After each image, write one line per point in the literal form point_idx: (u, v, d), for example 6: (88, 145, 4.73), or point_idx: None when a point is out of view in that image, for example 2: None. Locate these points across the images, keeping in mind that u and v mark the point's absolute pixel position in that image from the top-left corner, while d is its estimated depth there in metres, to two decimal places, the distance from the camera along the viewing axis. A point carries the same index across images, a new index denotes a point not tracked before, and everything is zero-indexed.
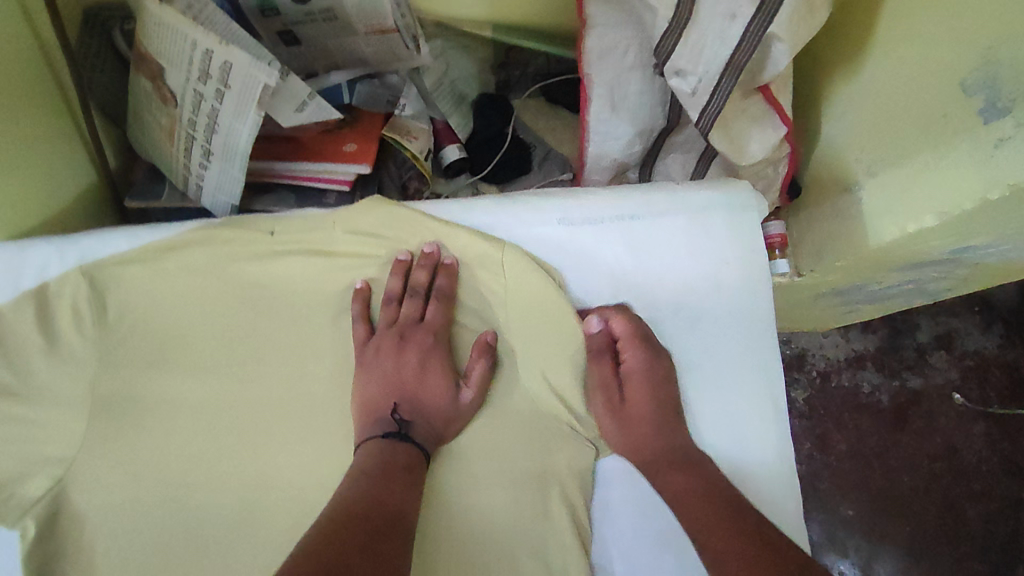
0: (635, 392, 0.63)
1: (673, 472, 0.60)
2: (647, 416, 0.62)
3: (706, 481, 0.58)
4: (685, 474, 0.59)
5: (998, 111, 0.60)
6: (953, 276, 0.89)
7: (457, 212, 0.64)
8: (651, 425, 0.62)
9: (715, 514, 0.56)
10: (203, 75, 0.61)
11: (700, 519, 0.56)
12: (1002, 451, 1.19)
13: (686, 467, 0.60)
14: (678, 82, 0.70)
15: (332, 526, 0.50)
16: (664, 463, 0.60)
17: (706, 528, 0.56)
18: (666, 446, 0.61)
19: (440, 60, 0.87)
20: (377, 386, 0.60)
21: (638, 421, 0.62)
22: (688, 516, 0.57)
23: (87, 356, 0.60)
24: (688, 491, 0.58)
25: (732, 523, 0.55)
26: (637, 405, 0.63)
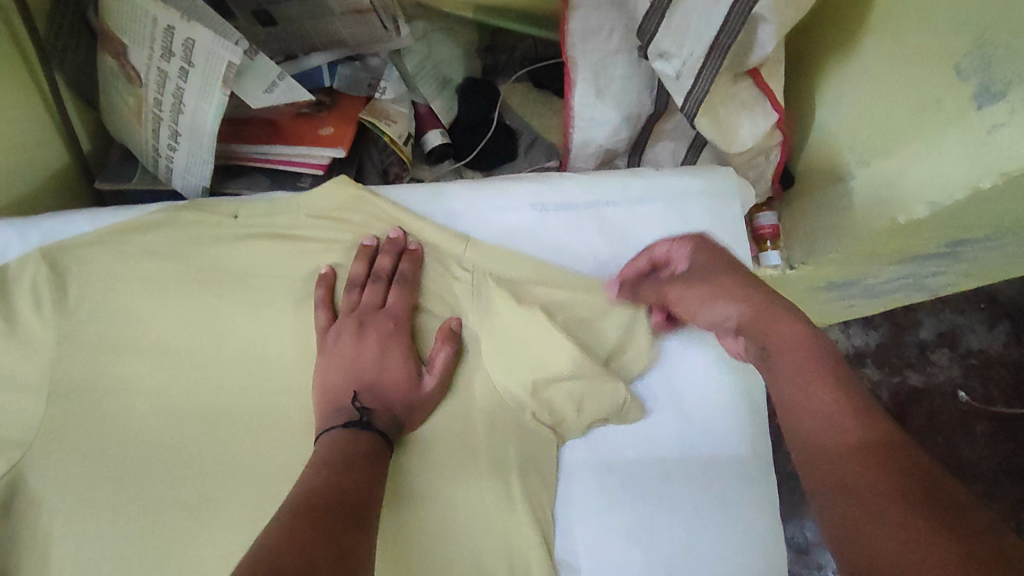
0: (708, 274, 0.60)
1: (776, 334, 0.56)
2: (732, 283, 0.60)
3: (813, 347, 0.55)
4: (790, 335, 0.56)
5: (992, 96, 0.57)
6: (954, 270, 0.85)
7: (427, 197, 0.64)
8: (743, 290, 0.59)
9: (817, 380, 0.53)
10: (167, 53, 0.61)
11: (795, 386, 0.54)
12: (1005, 451, 1.15)
13: (786, 324, 0.56)
14: (661, 65, 0.67)
15: (300, 517, 0.46)
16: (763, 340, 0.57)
17: (796, 392, 0.54)
18: (764, 304, 0.58)
19: (422, 42, 0.85)
20: (337, 374, 0.59)
21: (729, 287, 0.59)
22: (784, 375, 0.55)
23: (48, 340, 0.60)
24: (790, 356, 0.55)
25: (842, 391, 0.52)
26: (725, 272, 0.60)
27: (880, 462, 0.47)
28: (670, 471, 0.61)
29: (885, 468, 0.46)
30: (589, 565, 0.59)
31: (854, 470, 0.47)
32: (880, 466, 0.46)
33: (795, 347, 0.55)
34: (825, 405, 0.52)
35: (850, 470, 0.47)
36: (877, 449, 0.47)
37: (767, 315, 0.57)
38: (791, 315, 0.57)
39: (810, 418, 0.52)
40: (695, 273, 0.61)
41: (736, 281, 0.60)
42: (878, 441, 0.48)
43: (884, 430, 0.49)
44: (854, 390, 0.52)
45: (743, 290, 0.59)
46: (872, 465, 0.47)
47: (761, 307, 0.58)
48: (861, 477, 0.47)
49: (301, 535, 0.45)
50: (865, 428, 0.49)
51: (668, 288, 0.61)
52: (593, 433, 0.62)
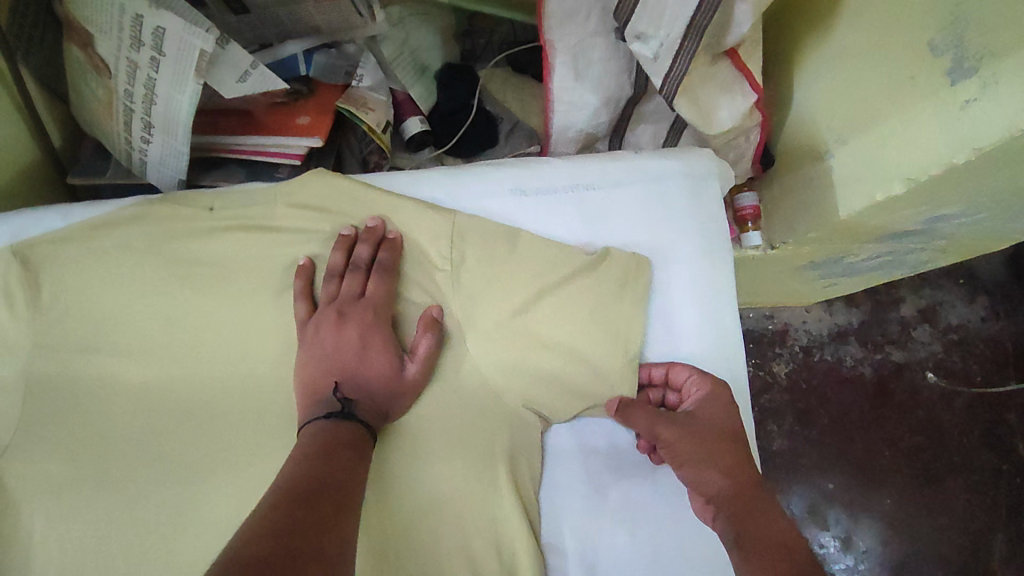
0: (699, 444, 0.56)
1: (753, 521, 0.52)
2: (718, 450, 0.56)
3: (789, 538, 0.51)
4: (770, 517, 0.53)
5: (965, 71, 0.57)
6: (932, 246, 0.86)
7: (406, 184, 0.64)
8: (729, 463, 0.56)
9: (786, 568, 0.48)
10: (136, 42, 0.60)
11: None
12: (984, 422, 1.18)
13: (769, 514, 0.53)
14: (638, 47, 0.66)
15: (281, 507, 0.47)
16: (736, 502, 0.54)
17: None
18: (748, 486, 0.55)
19: (398, 28, 0.84)
20: (318, 364, 0.59)
21: (713, 454, 0.56)
22: (753, 528, 0.52)
23: (22, 339, 0.61)
24: (758, 537, 0.51)
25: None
26: (704, 437, 0.57)
27: None
28: None
29: None
30: (574, 545, 0.60)
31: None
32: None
33: (773, 531, 0.51)
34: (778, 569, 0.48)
35: None
36: None
37: (745, 491, 0.54)
38: (772, 508, 0.54)
39: None
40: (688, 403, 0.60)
41: (722, 456, 0.56)
42: None
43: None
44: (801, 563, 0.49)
45: (717, 467, 0.55)
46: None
47: (746, 494, 0.54)
48: None
49: (281, 531, 0.44)
50: None
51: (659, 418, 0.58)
52: (578, 419, 0.64)
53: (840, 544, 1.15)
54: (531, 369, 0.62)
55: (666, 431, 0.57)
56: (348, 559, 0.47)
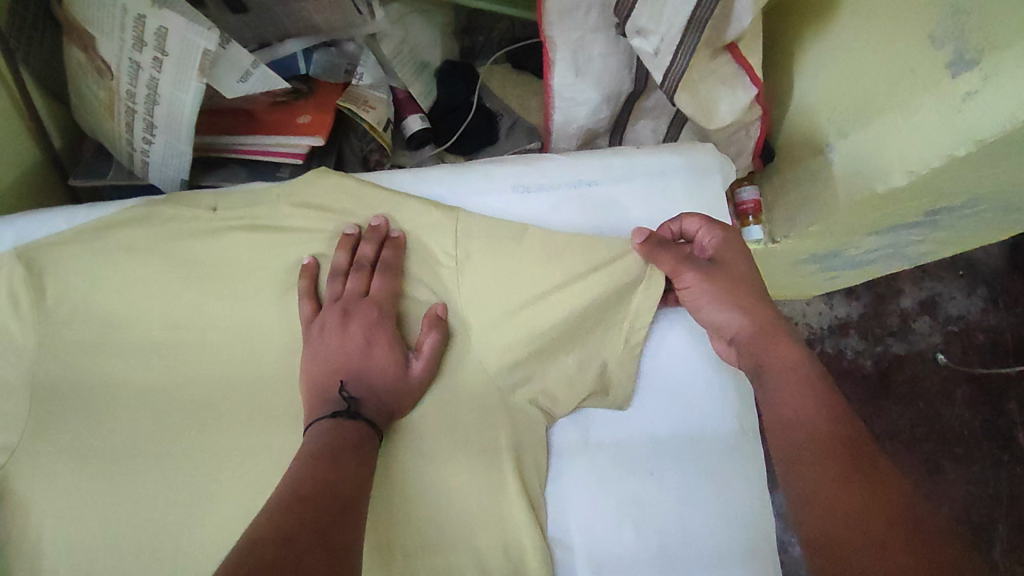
0: (718, 302, 0.60)
1: (770, 354, 0.58)
2: (735, 268, 0.61)
3: (802, 371, 0.56)
4: (808, 398, 0.55)
5: (966, 63, 0.57)
6: (932, 238, 0.87)
7: (408, 182, 0.64)
8: (745, 304, 0.60)
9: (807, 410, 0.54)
10: (138, 43, 0.60)
11: (782, 431, 0.55)
12: (984, 413, 1.18)
13: (786, 345, 0.59)
14: (639, 42, 0.67)
15: (290, 508, 0.47)
16: (760, 338, 0.59)
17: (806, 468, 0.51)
18: (763, 321, 0.60)
19: (398, 25, 0.82)
20: (324, 363, 0.59)
21: (726, 304, 0.60)
22: (775, 392, 0.56)
23: (28, 341, 0.61)
24: (781, 382, 0.56)
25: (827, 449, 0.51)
26: (726, 287, 0.60)
27: (860, 502, 0.48)
28: (661, 448, 0.62)
29: (846, 479, 0.49)
30: (580, 540, 0.61)
31: (851, 523, 0.48)
32: (873, 516, 0.47)
33: (785, 389, 0.56)
34: (826, 459, 0.51)
35: (832, 520, 0.49)
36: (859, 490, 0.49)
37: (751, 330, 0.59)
38: (786, 338, 0.59)
39: (796, 473, 0.52)
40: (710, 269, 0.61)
41: (738, 294, 0.60)
42: (856, 493, 0.49)
43: (882, 481, 0.49)
44: (843, 446, 0.51)
45: (732, 288, 0.60)
46: (865, 507, 0.48)
47: (762, 329, 0.59)
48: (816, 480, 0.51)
49: (292, 532, 0.45)
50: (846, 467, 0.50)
51: (685, 265, 0.61)
52: (583, 414, 0.63)
53: None
54: (535, 365, 0.62)
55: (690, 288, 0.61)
56: (357, 558, 0.47)
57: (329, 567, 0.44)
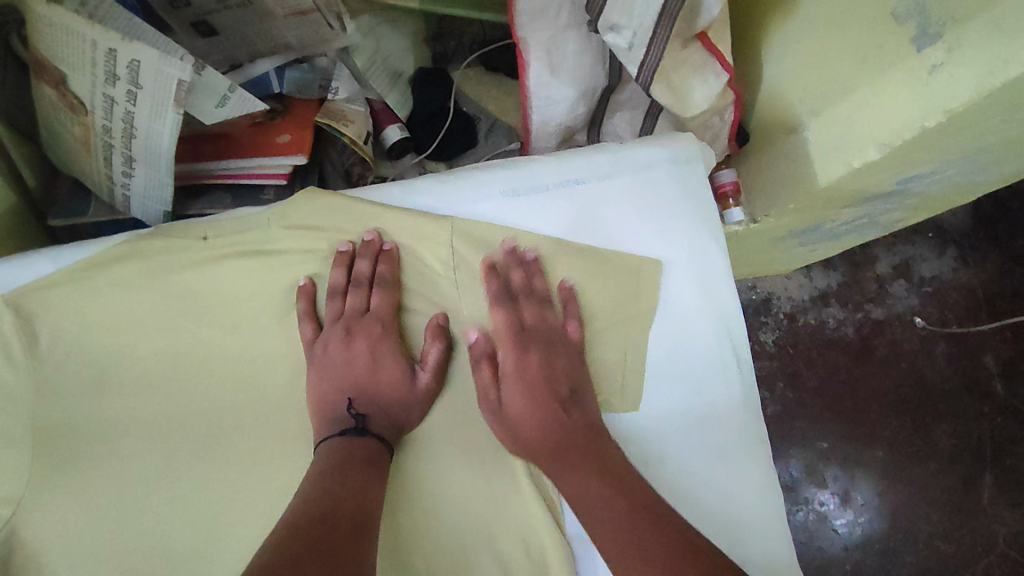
0: (518, 353, 0.63)
1: (515, 412, 0.62)
2: (535, 385, 0.62)
3: (533, 430, 0.61)
4: (585, 470, 0.58)
5: (930, 38, 0.59)
6: (904, 204, 0.89)
7: (397, 195, 0.63)
8: (541, 389, 0.62)
9: (600, 477, 0.57)
10: (111, 77, 0.59)
11: (565, 477, 0.59)
12: (963, 368, 1.23)
13: (551, 414, 0.61)
14: (613, 38, 0.67)
15: (295, 530, 0.49)
16: (554, 408, 0.62)
17: (597, 507, 0.56)
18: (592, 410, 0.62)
19: (370, 37, 0.84)
20: (330, 384, 0.61)
21: (521, 377, 0.63)
22: (522, 427, 0.61)
23: (24, 389, 0.60)
24: (527, 432, 0.61)
25: (622, 493, 0.56)
26: (517, 353, 0.63)
27: (621, 539, 0.53)
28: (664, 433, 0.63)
29: (619, 524, 0.54)
30: (600, 541, 0.61)
31: (641, 552, 0.52)
32: (654, 548, 0.51)
33: (530, 433, 0.61)
34: (590, 483, 0.57)
35: (620, 543, 0.53)
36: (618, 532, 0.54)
37: (569, 431, 0.61)
38: (555, 413, 0.61)
39: (580, 490, 0.57)
40: (552, 338, 0.63)
41: (534, 369, 0.63)
42: (636, 534, 0.53)
43: (656, 522, 0.53)
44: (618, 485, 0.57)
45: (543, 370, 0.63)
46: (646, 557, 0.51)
47: (552, 399, 0.62)
48: (614, 523, 0.54)
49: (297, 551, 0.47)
50: (640, 517, 0.54)
51: (502, 307, 0.63)
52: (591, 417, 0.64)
53: (838, 501, 1.20)
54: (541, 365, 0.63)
55: (508, 352, 0.63)
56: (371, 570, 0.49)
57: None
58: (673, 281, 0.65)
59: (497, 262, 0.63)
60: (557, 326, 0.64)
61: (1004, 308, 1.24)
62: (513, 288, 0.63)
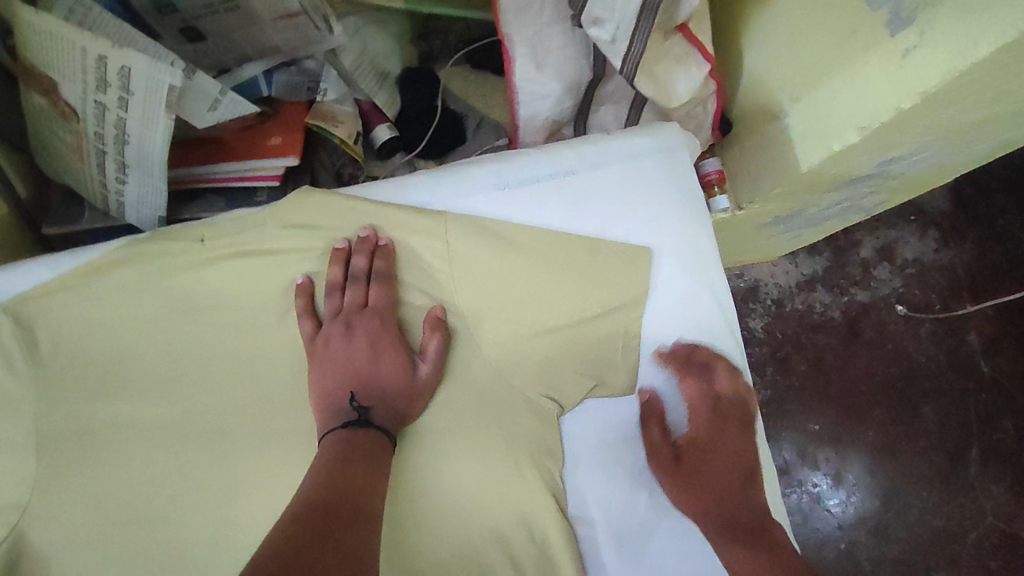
0: (721, 432, 0.65)
1: (716, 457, 0.64)
2: (729, 461, 0.64)
3: (739, 461, 0.64)
4: (753, 549, 0.60)
5: (902, 22, 0.61)
6: (885, 187, 0.92)
7: (391, 191, 0.65)
8: (728, 457, 0.64)
9: (749, 534, 0.61)
10: (102, 83, 0.59)
11: (737, 551, 0.60)
12: (947, 346, 1.26)
13: (744, 458, 0.65)
14: (596, 32, 0.69)
15: (301, 518, 0.49)
16: (733, 477, 0.64)
17: (750, 564, 0.60)
18: (738, 459, 0.64)
19: (356, 39, 0.85)
20: (332, 379, 0.61)
21: (716, 439, 0.65)
22: (708, 495, 0.63)
23: (26, 396, 0.60)
24: (705, 511, 0.62)
25: (753, 544, 0.60)
26: (705, 430, 0.65)
27: None
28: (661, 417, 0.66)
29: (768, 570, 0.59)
30: (602, 520, 0.63)
31: None
32: None
33: (727, 490, 0.63)
34: (751, 555, 0.60)
35: None
36: None
37: (739, 500, 0.63)
38: (746, 487, 0.64)
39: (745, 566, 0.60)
40: (710, 403, 0.66)
41: (723, 454, 0.65)
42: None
43: (784, 556, 0.60)
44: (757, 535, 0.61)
45: (733, 437, 0.65)
46: None
47: (743, 469, 0.64)
48: (744, 552, 0.60)
49: (301, 539, 0.47)
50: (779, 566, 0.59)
51: (713, 379, 0.65)
52: (588, 403, 0.65)
53: (831, 481, 1.22)
54: (539, 354, 0.64)
55: (694, 422, 0.66)
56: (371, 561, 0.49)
57: (345, 567, 0.47)
58: (663, 262, 0.66)
59: (688, 352, 0.66)
60: (717, 388, 0.66)
61: (984, 286, 1.27)
62: (710, 369, 0.66)
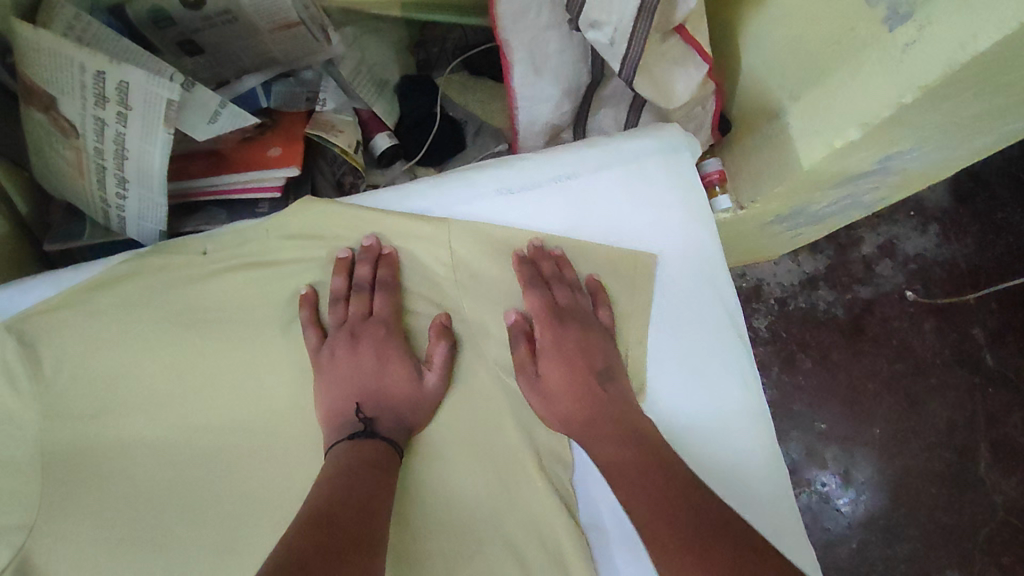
0: (576, 345, 0.64)
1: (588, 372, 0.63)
2: (578, 379, 0.63)
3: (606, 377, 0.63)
4: (631, 469, 0.58)
5: (901, 18, 0.61)
6: (885, 183, 0.91)
7: (394, 200, 0.64)
8: (579, 373, 0.63)
9: (631, 458, 0.58)
10: (101, 99, 0.59)
11: (618, 479, 0.58)
12: (951, 341, 1.25)
13: (605, 373, 0.63)
14: (594, 35, 0.69)
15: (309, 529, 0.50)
16: (597, 397, 0.62)
17: (631, 490, 0.57)
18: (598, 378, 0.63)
19: (354, 48, 0.85)
20: (339, 389, 0.61)
21: (554, 374, 0.63)
22: (587, 424, 0.61)
23: (31, 414, 0.60)
24: (586, 433, 0.61)
25: (639, 476, 0.57)
26: (557, 354, 0.63)
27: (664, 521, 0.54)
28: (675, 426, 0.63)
29: (646, 504, 0.55)
30: (618, 535, 0.61)
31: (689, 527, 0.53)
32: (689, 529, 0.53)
33: (602, 412, 0.61)
34: (635, 485, 0.57)
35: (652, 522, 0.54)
36: (668, 512, 0.54)
37: (609, 418, 0.61)
38: (611, 400, 0.62)
39: (632, 494, 0.56)
40: (561, 320, 0.64)
41: (567, 374, 0.63)
42: (675, 512, 0.54)
43: (671, 489, 0.56)
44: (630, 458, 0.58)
45: (574, 366, 0.63)
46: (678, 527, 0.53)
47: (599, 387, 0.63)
48: (632, 490, 0.56)
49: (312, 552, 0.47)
50: (657, 493, 0.55)
51: (550, 284, 0.64)
52: None
53: (839, 481, 1.21)
54: (546, 358, 0.64)
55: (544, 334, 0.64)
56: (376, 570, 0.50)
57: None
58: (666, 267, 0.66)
59: (534, 258, 0.64)
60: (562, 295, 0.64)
61: (987, 280, 1.27)
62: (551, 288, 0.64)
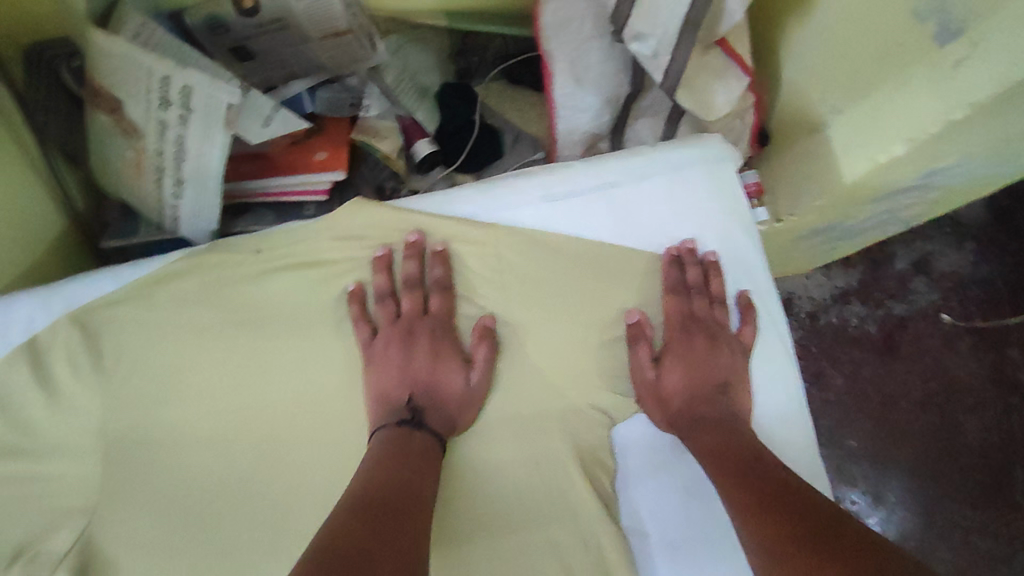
0: (697, 350, 0.64)
1: (704, 366, 0.64)
2: (699, 380, 0.63)
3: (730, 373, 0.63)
4: (733, 458, 0.57)
5: (953, 33, 0.60)
6: (926, 198, 0.90)
7: (440, 203, 0.66)
8: (707, 373, 0.63)
9: (734, 452, 0.57)
10: (164, 102, 0.62)
11: (714, 469, 0.57)
12: (988, 362, 1.23)
13: (726, 372, 0.64)
14: (637, 46, 0.70)
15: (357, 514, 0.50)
16: (706, 394, 0.63)
17: (727, 481, 0.55)
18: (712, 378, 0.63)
19: (397, 56, 0.85)
20: (390, 383, 0.62)
21: (684, 373, 0.64)
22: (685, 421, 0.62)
23: (89, 405, 0.62)
24: (690, 425, 0.61)
25: (736, 470, 0.55)
26: (678, 352, 0.64)
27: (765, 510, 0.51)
28: None
29: (743, 494, 0.53)
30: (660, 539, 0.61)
31: (789, 516, 0.50)
32: (786, 520, 0.50)
33: (717, 406, 0.62)
34: (735, 474, 0.55)
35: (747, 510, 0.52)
36: (765, 503, 0.52)
37: (720, 416, 0.61)
38: (724, 403, 0.62)
39: (725, 481, 0.55)
40: (693, 316, 0.65)
41: (697, 371, 0.64)
42: (780, 504, 0.51)
43: (777, 484, 0.53)
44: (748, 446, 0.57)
45: (687, 367, 0.64)
46: (778, 517, 0.50)
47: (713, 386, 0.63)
48: (729, 478, 0.55)
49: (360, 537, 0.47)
50: (758, 484, 0.53)
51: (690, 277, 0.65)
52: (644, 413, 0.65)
53: (869, 500, 1.19)
54: (584, 365, 0.64)
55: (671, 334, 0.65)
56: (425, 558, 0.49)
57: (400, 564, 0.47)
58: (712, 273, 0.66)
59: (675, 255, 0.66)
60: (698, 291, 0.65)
61: None
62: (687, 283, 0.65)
